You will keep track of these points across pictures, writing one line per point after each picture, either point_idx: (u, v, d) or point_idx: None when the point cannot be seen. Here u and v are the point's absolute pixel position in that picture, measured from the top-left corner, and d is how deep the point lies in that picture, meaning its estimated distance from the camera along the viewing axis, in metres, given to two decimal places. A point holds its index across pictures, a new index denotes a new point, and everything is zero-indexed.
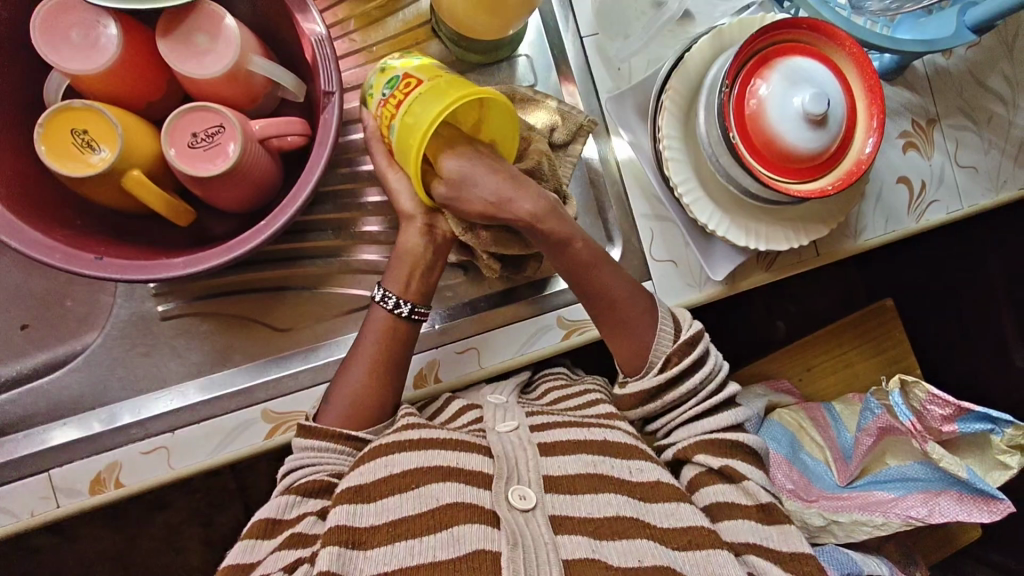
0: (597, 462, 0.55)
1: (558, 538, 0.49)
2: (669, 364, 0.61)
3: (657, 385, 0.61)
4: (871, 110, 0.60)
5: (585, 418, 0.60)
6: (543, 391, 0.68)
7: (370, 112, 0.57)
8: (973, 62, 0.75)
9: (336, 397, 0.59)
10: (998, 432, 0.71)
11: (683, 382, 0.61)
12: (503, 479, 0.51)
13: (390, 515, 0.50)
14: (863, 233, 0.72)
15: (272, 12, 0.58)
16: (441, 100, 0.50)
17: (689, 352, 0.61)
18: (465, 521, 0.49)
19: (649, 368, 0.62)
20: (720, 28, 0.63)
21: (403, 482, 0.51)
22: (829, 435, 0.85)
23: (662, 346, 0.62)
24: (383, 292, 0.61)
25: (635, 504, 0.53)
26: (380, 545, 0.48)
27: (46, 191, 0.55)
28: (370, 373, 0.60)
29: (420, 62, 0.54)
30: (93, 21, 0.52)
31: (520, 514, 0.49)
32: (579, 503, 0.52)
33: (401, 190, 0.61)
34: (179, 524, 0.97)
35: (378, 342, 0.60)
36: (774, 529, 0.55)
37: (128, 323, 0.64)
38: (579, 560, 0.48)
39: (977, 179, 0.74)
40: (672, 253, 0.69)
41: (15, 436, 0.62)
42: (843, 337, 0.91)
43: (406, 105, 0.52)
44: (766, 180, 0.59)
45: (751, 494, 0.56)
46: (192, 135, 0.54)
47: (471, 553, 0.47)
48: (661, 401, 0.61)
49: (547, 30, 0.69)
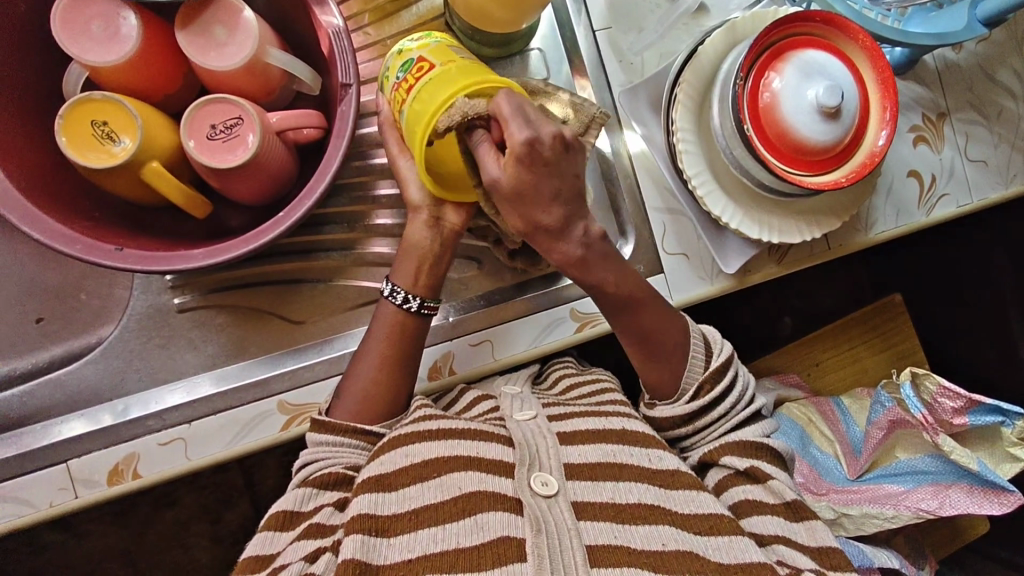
0: (617, 452, 0.55)
1: (581, 523, 0.49)
2: (701, 390, 0.61)
3: (689, 412, 0.61)
4: (884, 103, 0.60)
5: (601, 407, 0.61)
6: (555, 381, 0.69)
7: (386, 97, 0.54)
8: (983, 56, 0.75)
9: (348, 391, 0.60)
10: (1008, 423, 0.72)
11: (717, 404, 0.61)
12: (526, 465, 0.52)
13: (414, 502, 0.50)
14: (874, 226, 0.72)
15: (289, 4, 0.58)
16: (450, 88, 0.46)
17: (720, 379, 0.61)
18: (490, 509, 0.49)
19: (680, 395, 0.62)
20: (732, 21, 0.64)
21: (425, 471, 0.52)
22: (839, 429, 0.84)
23: (693, 373, 0.61)
24: (392, 287, 0.60)
25: (656, 492, 0.53)
26: (403, 533, 0.49)
27: (66, 182, 0.55)
28: (383, 366, 0.60)
29: (437, 45, 0.50)
30: (113, 13, 0.52)
31: (543, 499, 0.50)
32: (601, 489, 0.52)
33: (410, 178, 0.59)
34: (188, 519, 0.97)
35: (392, 329, 0.60)
36: (802, 525, 0.56)
37: (144, 315, 0.65)
38: (603, 546, 0.48)
39: (987, 173, 0.74)
40: (684, 246, 0.69)
41: (32, 427, 0.62)
42: (852, 331, 0.92)
43: (416, 91, 0.48)
44: (780, 172, 0.59)
45: (776, 493, 0.57)
46: (210, 127, 0.54)
47: (495, 540, 0.47)
48: (693, 425, 0.61)
49: (560, 24, 0.70)
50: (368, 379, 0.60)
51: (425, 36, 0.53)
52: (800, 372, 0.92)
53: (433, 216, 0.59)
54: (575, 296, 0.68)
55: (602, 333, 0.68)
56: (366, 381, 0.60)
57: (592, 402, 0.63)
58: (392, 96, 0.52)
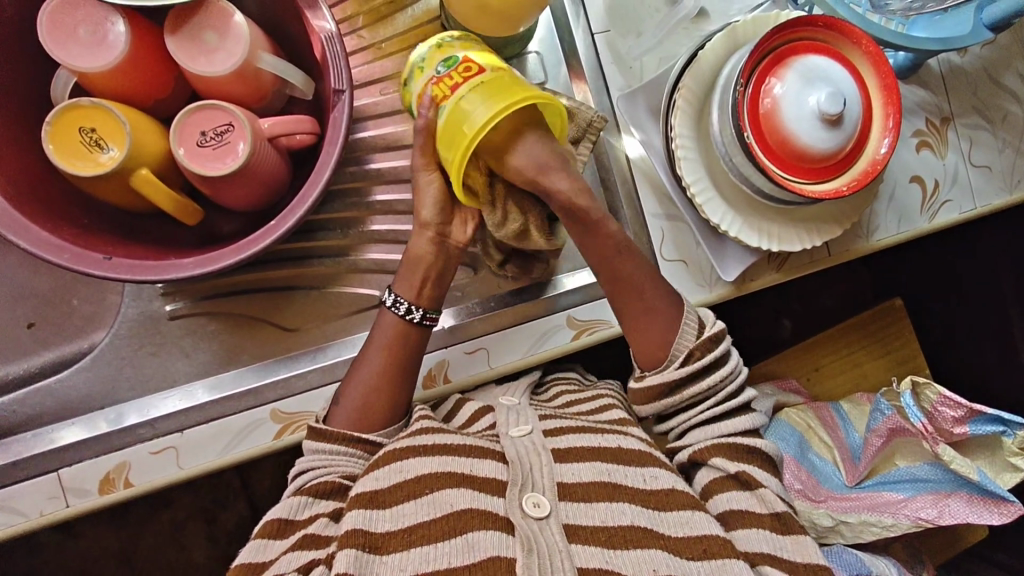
0: (611, 471, 0.54)
1: (572, 546, 0.49)
2: (691, 357, 0.59)
3: (677, 379, 0.59)
4: (887, 110, 0.59)
5: (596, 424, 0.60)
6: (554, 394, 0.68)
7: (413, 87, 0.54)
8: (988, 60, 0.74)
9: (347, 398, 0.59)
10: (1009, 433, 0.71)
11: (707, 377, 0.59)
12: (517, 486, 0.51)
13: (406, 521, 0.50)
14: (876, 233, 0.71)
15: (281, 8, 0.57)
16: (502, 96, 0.48)
17: (713, 348, 0.60)
18: (481, 528, 0.49)
19: (670, 362, 0.60)
20: (733, 25, 0.63)
21: (417, 487, 0.51)
22: (838, 436, 0.84)
23: (685, 340, 0.60)
24: (395, 298, 0.59)
25: (649, 514, 0.52)
26: (396, 551, 0.48)
27: (54, 190, 0.55)
28: (383, 375, 0.59)
29: (481, 50, 0.53)
30: (100, 18, 0.51)
31: (535, 521, 0.49)
32: (593, 511, 0.51)
33: (426, 194, 0.57)
34: (184, 520, 0.97)
35: (392, 337, 0.60)
36: (789, 539, 0.54)
37: (136, 322, 0.64)
38: (594, 570, 0.48)
39: (991, 178, 0.73)
40: (683, 252, 0.68)
41: (23, 435, 0.62)
42: (851, 337, 0.91)
43: (462, 91, 0.49)
44: (781, 181, 0.58)
45: (765, 502, 0.56)
46: (201, 134, 0.53)
47: (485, 560, 0.47)
48: (680, 396, 0.60)
49: (558, 28, 0.69)
50: (369, 385, 0.59)
51: (462, 38, 0.55)
52: (800, 377, 0.92)
53: (441, 232, 0.59)
54: (572, 304, 0.68)
55: (602, 339, 0.67)
56: (365, 387, 0.59)
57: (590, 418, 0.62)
58: (427, 87, 0.52)
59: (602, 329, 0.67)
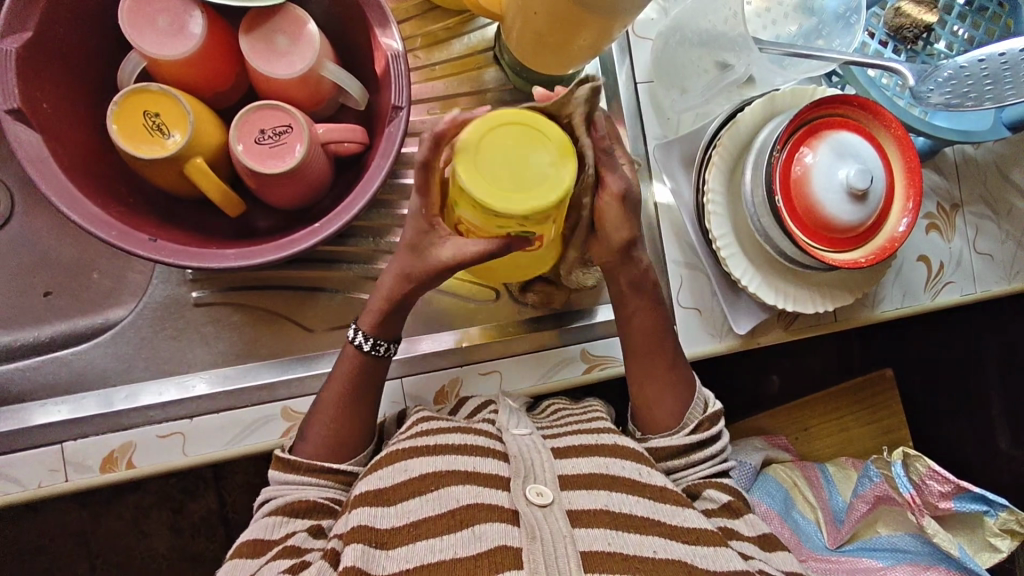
0: (609, 464, 0.54)
1: (575, 530, 0.48)
2: (700, 426, 0.61)
3: (688, 444, 0.60)
4: (909, 191, 0.63)
5: (591, 425, 0.60)
6: (547, 407, 0.68)
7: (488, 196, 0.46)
8: (999, 155, 0.78)
9: (314, 429, 0.58)
10: (992, 514, 0.72)
11: (709, 445, 0.60)
12: (520, 478, 0.51)
13: (412, 516, 0.49)
14: (881, 304, 0.74)
15: (349, 21, 0.59)
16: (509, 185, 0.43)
17: (716, 425, 0.62)
18: (486, 521, 0.48)
19: (680, 428, 0.61)
20: (772, 94, 0.66)
21: (423, 485, 0.51)
22: (822, 496, 0.85)
23: (695, 412, 0.62)
24: (372, 342, 0.58)
25: (644, 504, 0.52)
26: (403, 544, 0.47)
27: (108, 170, 0.56)
28: (353, 401, 0.58)
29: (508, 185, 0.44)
30: (181, 10, 0.53)
31: (539, 509, 0.48)
32: (596, 497, 0.51)
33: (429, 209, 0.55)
34: (149, 507, 0.94)
35: (358, 364, 0.59)
36: (773, 553, 0.55)
37: (160, 304, 0.65)
38: (597, 552, 0.47)
39: (991, 266, 0.77)
40: (698, 301, 0.70)
41: (30, 403, 0.61)
42: (837, 401, 0.94)
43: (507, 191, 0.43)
44: (805, 245, 0.60)
45: (752, 525, 0.57)
46: (260, 132, 0.55)
47: (492, 549, 0.46)
48: (689, 460, 0.60)
49: (605, 72, 0.72)
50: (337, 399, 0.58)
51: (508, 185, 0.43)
52: (789, 435, 0.94)
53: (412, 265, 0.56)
54: (587, 338, 0.70)
55: (612, 375, 0.69)
56: (329, 417, 0.58)
57: (580, 422, 0.62)
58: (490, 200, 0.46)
59: (614, 366, 0.69)
